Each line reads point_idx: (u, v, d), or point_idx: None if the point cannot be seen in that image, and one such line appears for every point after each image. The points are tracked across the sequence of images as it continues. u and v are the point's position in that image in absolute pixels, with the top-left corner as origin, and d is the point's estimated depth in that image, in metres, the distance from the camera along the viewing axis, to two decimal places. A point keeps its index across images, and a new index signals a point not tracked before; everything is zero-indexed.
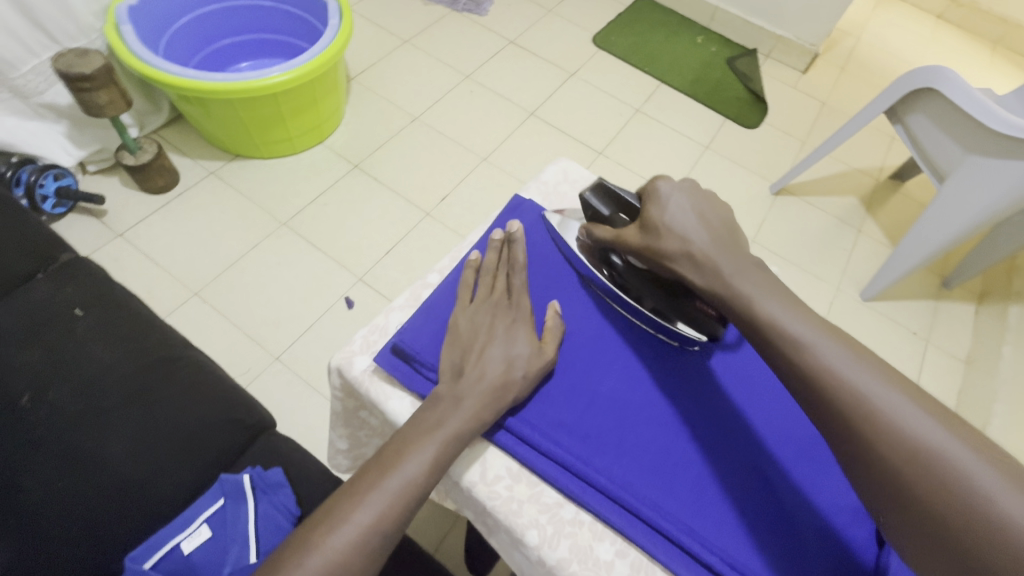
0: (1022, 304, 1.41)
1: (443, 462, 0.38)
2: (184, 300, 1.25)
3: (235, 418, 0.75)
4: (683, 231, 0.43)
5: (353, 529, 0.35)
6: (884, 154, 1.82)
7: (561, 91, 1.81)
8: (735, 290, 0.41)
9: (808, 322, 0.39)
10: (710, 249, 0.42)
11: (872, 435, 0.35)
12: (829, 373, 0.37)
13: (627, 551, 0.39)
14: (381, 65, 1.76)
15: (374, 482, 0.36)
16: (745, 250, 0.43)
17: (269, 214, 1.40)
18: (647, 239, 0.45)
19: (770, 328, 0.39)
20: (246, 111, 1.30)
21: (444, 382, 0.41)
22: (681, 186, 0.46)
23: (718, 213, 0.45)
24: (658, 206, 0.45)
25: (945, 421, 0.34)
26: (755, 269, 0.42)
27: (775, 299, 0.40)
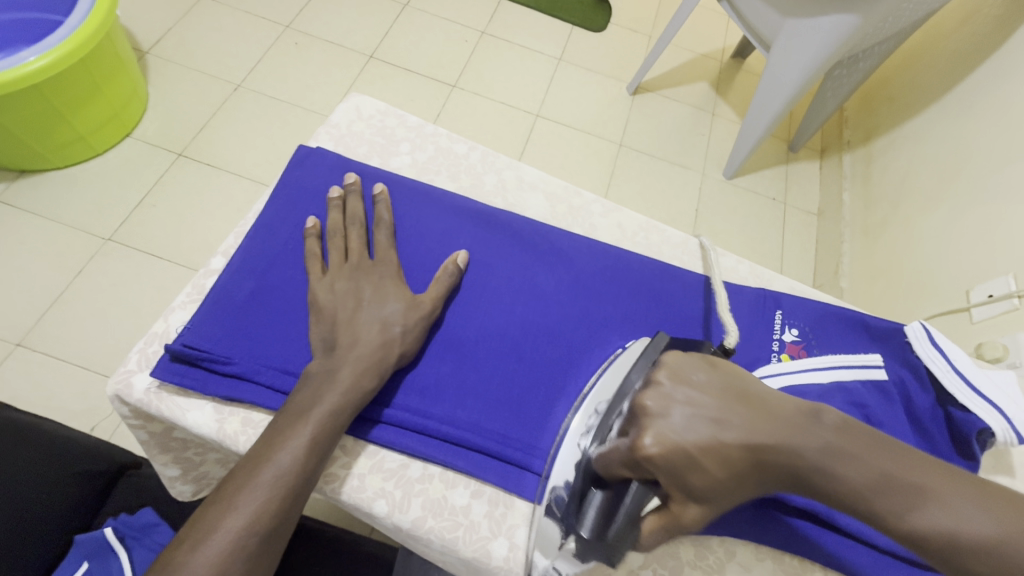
0: (852, 151, 1.56)
1: (321, 443, 0.37)
2: (4, 355, 1.05)
3: (78, 471, 0.66)
4: (749, 470, 0.33)
5: (225, 534, 0.33)
6: (724, 35, 1.88)
7: (397, 25, 1.66)
8: (815, 472, 0.32)
9: (851, 459, 0.32)
10: (795, 451, 0.32)
11: (991, 562, 0.30)
12: (981, 548, 0.30)
13: (481, 490, 0.41)
14: (179, 30, 1.50)
15: (244, 481, 0.34)
16: (780, 411, 0.34)
17: (86, 231, 1.19)
18: (716, 507, 0.33)
19: (851, 499, 0.32)
20: (8, 115, 1.06)
21: (317, 359, 0.39)
22: (665, 392, 0.35)
23: (707, 397, 0.34)
24: (701, 475, 0.32)
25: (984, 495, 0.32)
26: (801, 431, 0.33)
27: (819, 448, 0.33)
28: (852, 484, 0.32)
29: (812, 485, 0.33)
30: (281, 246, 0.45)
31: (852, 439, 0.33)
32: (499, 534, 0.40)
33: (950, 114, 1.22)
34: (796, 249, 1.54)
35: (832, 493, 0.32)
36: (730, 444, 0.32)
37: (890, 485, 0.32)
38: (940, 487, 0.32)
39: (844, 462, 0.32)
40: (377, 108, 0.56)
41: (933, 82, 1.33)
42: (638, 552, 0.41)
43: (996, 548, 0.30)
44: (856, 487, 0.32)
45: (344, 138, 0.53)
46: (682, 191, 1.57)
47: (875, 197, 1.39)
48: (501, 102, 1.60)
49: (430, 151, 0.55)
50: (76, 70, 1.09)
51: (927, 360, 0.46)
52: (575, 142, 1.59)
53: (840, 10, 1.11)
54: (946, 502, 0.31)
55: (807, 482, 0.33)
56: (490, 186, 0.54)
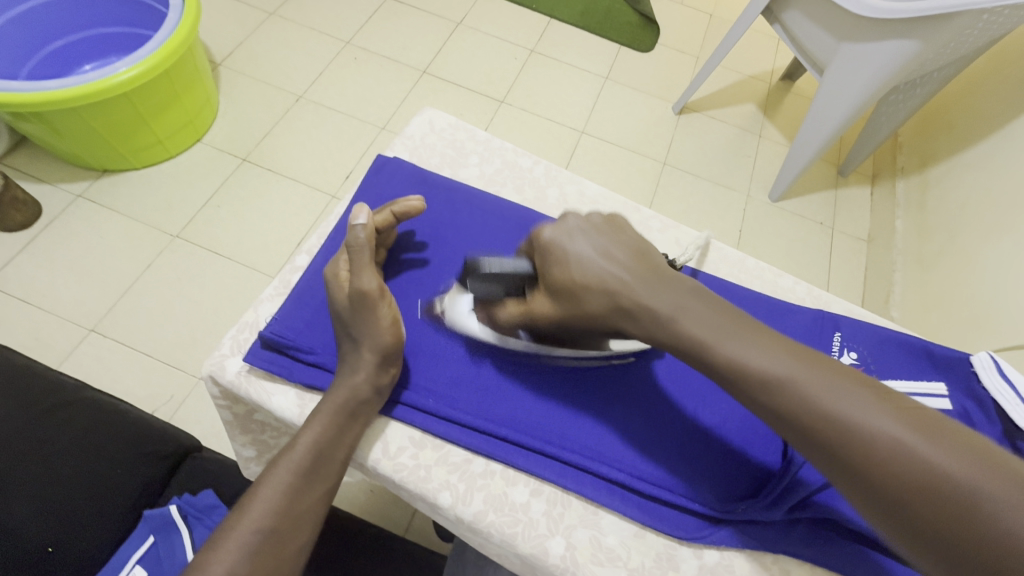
0: (907, 178, 1.52)
1: (328, 438, 0.39)
2: (80, 339, 1.14)
3: (149, 451, 0.71)
4: (596, 280, 0.40)
5: (248, 518, 0.36)
6: (773, 57, 1.87)
7: (450, 43, 1.73)
8: (694, 339, 0.38)
9: (703, 318, 0.39)
10: (640, 297, 0.39)
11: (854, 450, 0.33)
12: (793, 400, 0.35)
13: (541, 489, 0.42)
14: (248, 44, 1.61)
15: (265, 473, 0.38)
16: (665, 276, 0.41)
17: (157, 228, 1.28)
18: (562, 304, 0.41)
19: (714, 358, 0.38)
20: (98, 118, 1.16)
21: (324, 357, 0.42)
22: (584, 223, 0.43)
23: (623, 246, 0.42)
24: (558, 263, 0.41)
25: (823, 374, 0.36)
26: (725, 320, 0.39)
27: (683, 309, 0.39)
28: (675, 322, 0.38)
29: (702, 352, 0.38)
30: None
31: (772, 340, 0.38)
32: (557, 533, 0.41)
33: (1015, 142, 1.18)
34: (844, 275, 1.50)
35: (666, 332, 0.39)
36: (607, 266, 0.41)
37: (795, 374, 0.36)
38: (777, 352, 0.37)
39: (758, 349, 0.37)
40: (448, 122, 0.59)
41: (995, 110, 1.29)
42: (693, 562, 0.42)
43: (843, 425, 0.34)
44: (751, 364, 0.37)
45: (417, 149, 0.56)
46: (725, 212, 1.56)
47: (930, 225, 1.35)
48: (547, 118, 1.64)
49: (497, 163, 0.57)
50: (160, 79, 1.18)
51: (993, 392, 0.45)
52: (619, 160, 1.60)
53: (901, 35, 1.10)
54: (821, 391, 0.35)
55: (688, 349, 0.38)
56: (553, 200, 0.56)
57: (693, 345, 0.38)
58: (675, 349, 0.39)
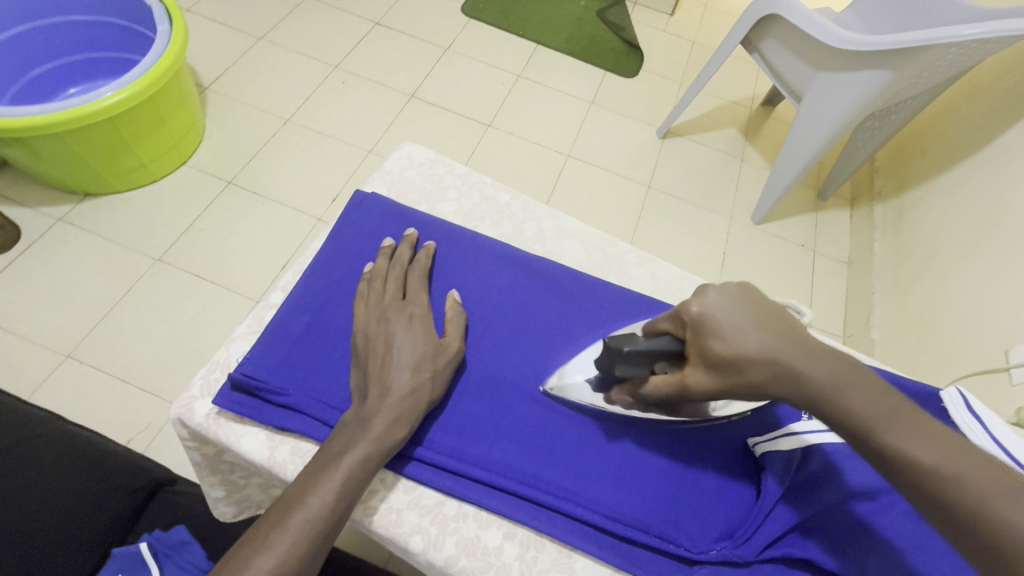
0: (884, 202, 1.56)
1: (352, 486, 0.37)
2: (54, 366, 1.11)
3: (117, 486, 0.69)
4: (762, 354, 0.35)
5: (256, 574, 0.33)
6: (753, 84, 1.93)
7: (438, 68, 1.75)
8: (854, 415, 0.34)
9: (875, 401, 0.34)
10: (802, 365, 0.35)
11: (964, 520, 0.31)
12: (967, 503, 0.31)
13: (514, 531, 0.42)
14: (237, 68, 1.62)
15: (276, 522, 0.35)
16: (819, 342, 0.36)
17: (138, 252, 1.27)
18: (723, 379, 0.36)
19: (885, 449, 0.33)
20: (82, 143, 1.15)
21: (298, 398, 0.42)
22: (720, 299, 0.37)
23: (770, 314, 0.37)
24: (716, 336, 0.36)
25: (1017, 489, 0.30)
26: (876, 394, 0.35)
27: (857, 394, 0.35)
28: (843, 401, 0.35)
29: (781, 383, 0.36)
30: (335, 285, 0.48)
31: (829, 355, 0.36)
32: None
33: (988, 168, 1.21)
34: (825, 296, 1.53)
35: (835, 416, 0.35)
36: (769, 343, 0.36)
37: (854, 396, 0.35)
38: (959, 454, 0.32)
39: (819, 365, 0.35)
40: (427, 157, 0.60)
41: (967, 138, 1.33)
42: None
43: None
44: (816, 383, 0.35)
45: (394, 184, 0.57)
46: (709, 234, 1.58)
47: (907, 249, 1.38)
48: (533, 142, 1.66)
49: (475, 198, 0.58)
50: (146, 104, 1.18)
51: (964, 427, 0.45)
52: (604, 183, 1.63)
53: (873, 65, 1.14)
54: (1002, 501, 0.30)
55: (856, 433, 0.34)
56: (530, 234, 0.57)
57: (857, 423, 0.34)
58: (839, 428, 0.35)
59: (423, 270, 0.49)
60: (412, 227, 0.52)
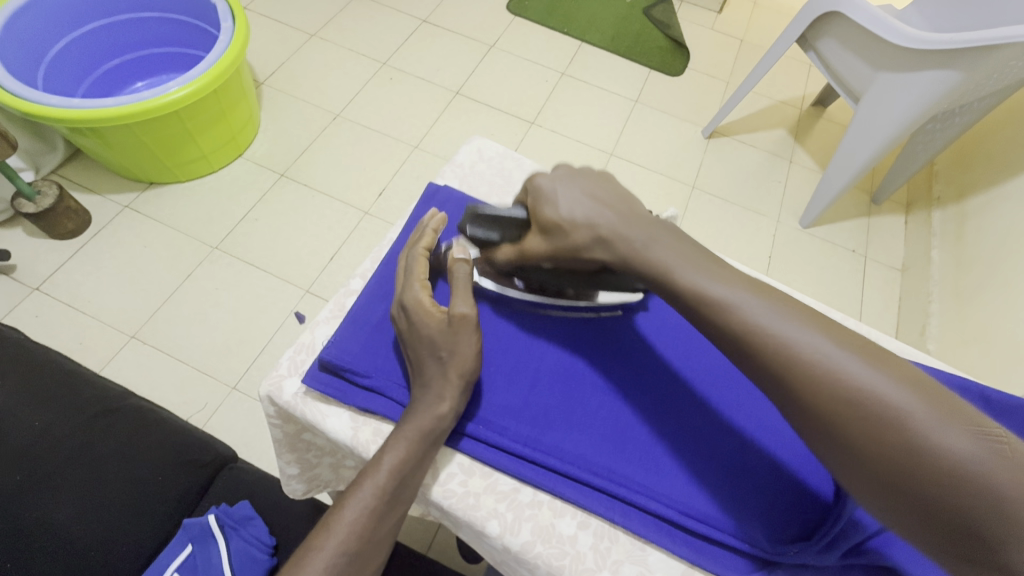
0: (944, 207, 1.49)
1: (407, 464, 0.39)
2: (120, 346, 1.17)
3: (187, 460, 0.73)
4: (584, 221, 0.42)
5: (327, 548, 0.36)
6: (804, 83, 1.87)
7: (483, 65, 1.77)
8: (651, 262, 0.40)
9: (688, 258, 0.40)
10: (618, 227, 0.42)
11: (769, 361, 0.35)
12: (772, 343, 0.35)
13: (588, 521, 0.42)
14: (290, 64, 1.67)
15: (344, 499, 0.38)
16: (645, 216, 0.43)
17: (198, 239, 1.32)
18: (554, 242, 0.44)
19: (701, 302, 0.38)
20: (150, 134, 1.21)
21: (377, 379, 0.43)
22: (558, 178, 0.46)
23: (607, 189, 0.45)
24: (549, 204, 0.44)
25: (816, 326, 0.35)
26: (685, 248, 0.41)
27: (691, 266, 0.39)
28: (650, 254, 0.41)
29: (679, 292, 0.39)
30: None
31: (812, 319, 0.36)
32: (603, 568, 0.40)
33: None
34: (877, 304, 1.47)
35: (639, 267, 0.41)
36: (604, 213, 0.43)
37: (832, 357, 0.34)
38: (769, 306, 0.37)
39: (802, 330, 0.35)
40: (496, 151, 0.61)
41: None
42: None
43: (821, 371, 0.33)
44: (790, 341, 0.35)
45: (466, 177, 0.58)
46: (755, 237, 1.55)
47: (969, 257, 1.32)
48: (576, 140, 1.66)
49: None
50: (209, 99, 1.23)
51: None
52: (647, 182, 1.61)
53: (942, 65, 1.09)
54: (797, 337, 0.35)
55: (659, 279, 0.40)
56: None
57: (660, 274, 0.40)
58: (646, 281, 0.41)
59: (419, 248, 0.48)
60: (434, 209, 0.52)
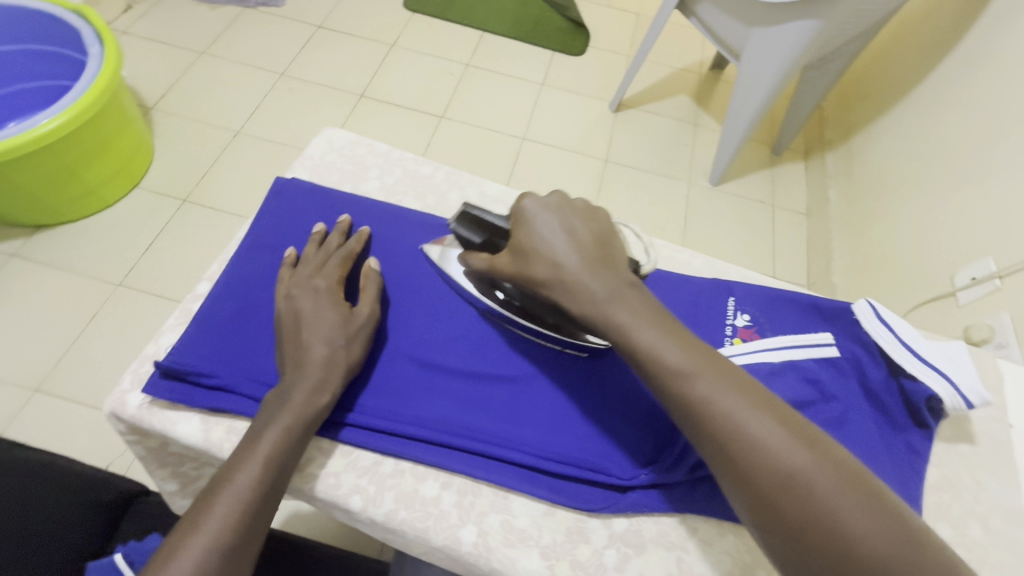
0: (835, 150, 1.59)
1: (281, 454, 0.41)
2: (23, 401, 1.10)
3: (89, 502, 0.69)
4: (550, 252, 0.44)
5: (192, 553, 0.36)
6: (700, 49, 1.95)
7: (386, 65, 1.75)
8: (612, 321, 0.42)
9: (681, 348, 0.41)
10: (580, 275, 0.43)
11: (745, 459, 0.36)
12: (749, 446, 0.36)
13: (451, 481, 0.46)
14: (181, 85, 1.60)
15: (211, 500, 0.38)
16: (618, 266, 0.44)
17: (99, 278, 1.26)
18: (518, 266, 0.45)
19: (691, 401, 0.39)
20: (25, 174, 1.13)
21: (228, 376, 0.46)
22: (547, 204, 0.46)
23: (590, 229, 0.45)
24: (526, 228, 0.45)
25: (797, 433, 0.37)
26: (679, 340, 0.41)
27: (676, 351, 0.40)
28: (629, 329, 0.41)
29: (675, 392, 0.39)
30: (260, 270, 0.52)
31: (786, 418, 0.38)
32: (468, 522, 0.44)
33: (922, 106, 1.26)
34: (788, 248, 1.56)
35: (630, 349, 0.41)
36: (575, 252, 0.44)
37: (836, 487, 0.34)
38: (754, 408, 0.38)
39: (803, 453, 0.36)
40: (345, 139, 0.66)
41: (903, 77, 1.37)
42: (602, 532, 0.46)
43: (790, 477, 0.35)
44: (792, 465, 0.35)
45: (317, 169, 0.62)
46: (669, 200, 1.61)
47: (858, 192, 1.42)
48: (488, 128, 1.67)
49: (397, 173, 0.64)
50: (86, 128, 1.16)
51: (875, 335, 0.48)
52: (561, 161, 1.64)
53: (803, 15, 1.16)
54: (774, 441, 0.36)
55: (647, 365, 0.41)
56: (453, 203, 0.63)
57: (625, 336, 0.41)
58: (618, 343, 0.42)
59: (347, 249, 0.52)
60: (346, 214, 0.56)
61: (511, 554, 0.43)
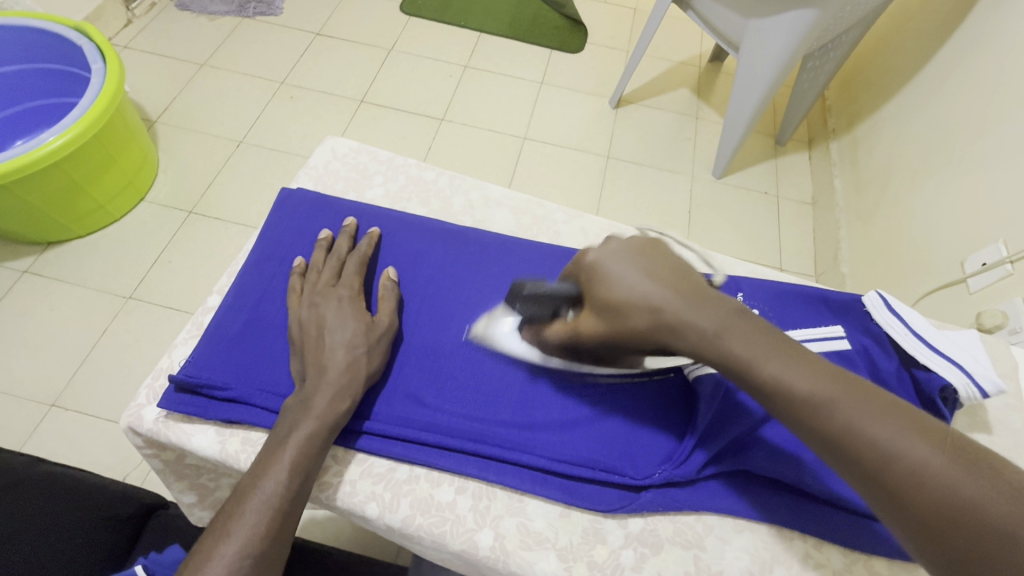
0: (839, 138, 1.58)
1: (305, 460, 0.41)
2: (40, 417, 1.12)
3: (110, 516, 0.70)
4: (641, 299, 0.41)
5: (222, 560, 0.37)
6: (698, 42, 1.94)
7: (384, 70, 1.75)
8: (725, 352, 0.40)
9: (776, 357, 0.39)
10: (682, 312, 0.41)
11: (871, 466, 0.35)
12: (875, 451, 0.35)
13: (465, 486, 0.46)
14: (183, 98, 1.61)
15: (239, 507, 0.39)
16: (707, 293, 0.42)
17: (110, 292, 1.27)
18: (611, 324, 0.42)
19: (803, 408, 0.38)
20: (33, 193, 1.15)
21: (241, 389, 0.46)
22: (616, 251, 0.44)
23: (665, 264, 0.44)
24: (607, 283, 0.43)
25: (918, 431, 0.35)
26: (771, 345, 0.40)
27: (775, 358, 0.39)
28: (725, 345, 0.40)
29: (786, 404, 0.38)
30: (268, 280, 0.52)
31: (905, 417, 0.36)
32: (484, 526, 0.45)
33: (926, 91, 1.25)
34: (795, 239, 1.55)
35: (723, 361, 0.40)
36: (665, 291, 0.41)
37: (1008, 502, 0.32)
38: (869, 412, 0.36)
39: (968, 474, 0.34)
40: (349, 147, 0.66)
41: (906, 63, 1.35)
42: (619, 532, 0.46)
43: (928, 478, 0.34)
44: (958, 487, 0.33)
45: (320, 178, 0.63)
46: (673, 195, 1.60)
47: (865, 180, 1.40)
48: (489, 129, 1.67)
49: (401, 180, 0.65)
50: (92, 145, 1.18)
51: (885, 326, 0.50)
52: (563, 160, 1.64)
53: (801, 5, 1.15)
54: (899, 443, 0.35)
55: (750, 376, 0.39)
56: (459, 207, 0.63)
57: (734, 363, 0.39)
58: (720, 367, 0.40)
59: (359, 254, 0.54)
60: (352, 217, 0.57)
61: (529, 558, 0.44)
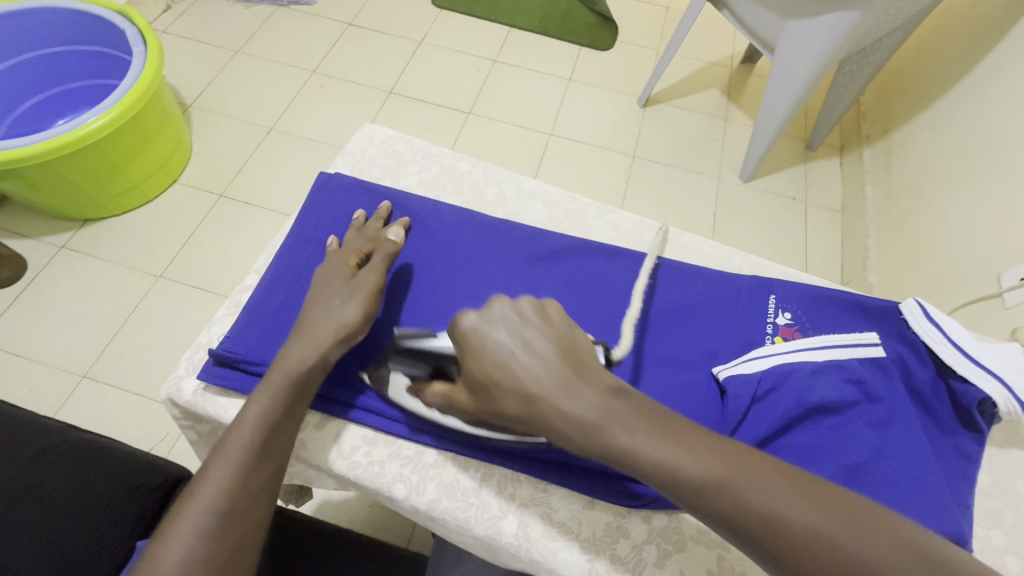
0: (873, 145, 1.54)
1: (267, 420, 0.43)
2: (71, 387, 1.15)
3: (137, 485, 0.71)
4: (515, 378, 0.39)
5: (191, 517, 0.38)
6: (730, 43, 1.91)
7: (414, 62, 1.76)
8: (609, 442, 0.37)
9: (644, 429, 0.37)
10: (555, 395, 0.38)
11: (759, 535, 0.33)
12: (758, 521, 0.33)
13: (491, 474, 0.48)
14: (217, 83, 1.65)
15: (211, 464, 0.41)
16: (587, 371, 0.40)
17: (142, 270, 1.30)
18: (484, 401, 0.41)
19: (679, 487, 0.35)
20: (74, 170, 1.18)
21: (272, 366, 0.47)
22: (489, 317, 0.42)
23: (545, 335, 0.41)
24: (476, 356, 0.41)
25: (792, 488, 0.34)
26: (644, 422, 0.37)
27: (646, 433, 0.37)
28: (609, 430, 0.37)
29: (662, 479, 0.36)
30: (304, 260, 0.54)
31: (778, 473, 0.35)
32: (508, 513, 0.47)
33: (966, 99, 1.21)
34: (822, 246, 1.52)
35: (601, 443, 0.37)
36: (534, 370, 0.39)
37: (888, 549, 0.31)
38: (744, 475, 0.35)
39: (840, 524, 0.32)
40: (385, 135, 0.67)
41: (946, 70, 1.32)
42: (642, 527, 0.47)
43: (810, 543, 0.32)
44: (842, 544, 0.32)
45: (358, 164, 0.64)
46: (698, 197, 1.58)
47: (898, 189, 1.37)
48: (515, 124, 1.67)
49: (436, 169, 0.65)
50: (130, 127, 1.21)
51: (923, 335, 0.50)
52: (589, 157, 1.63)
53: (839, 8, 1.13)
54: (779, 508, 0.33)
55: (626, 457, 0.37)
56: (492, 198, 0.64)
57: (619, 452, 0.37)
58: (602, 453, 0.38)
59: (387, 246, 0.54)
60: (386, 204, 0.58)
61: (552, 547, 0.45)
